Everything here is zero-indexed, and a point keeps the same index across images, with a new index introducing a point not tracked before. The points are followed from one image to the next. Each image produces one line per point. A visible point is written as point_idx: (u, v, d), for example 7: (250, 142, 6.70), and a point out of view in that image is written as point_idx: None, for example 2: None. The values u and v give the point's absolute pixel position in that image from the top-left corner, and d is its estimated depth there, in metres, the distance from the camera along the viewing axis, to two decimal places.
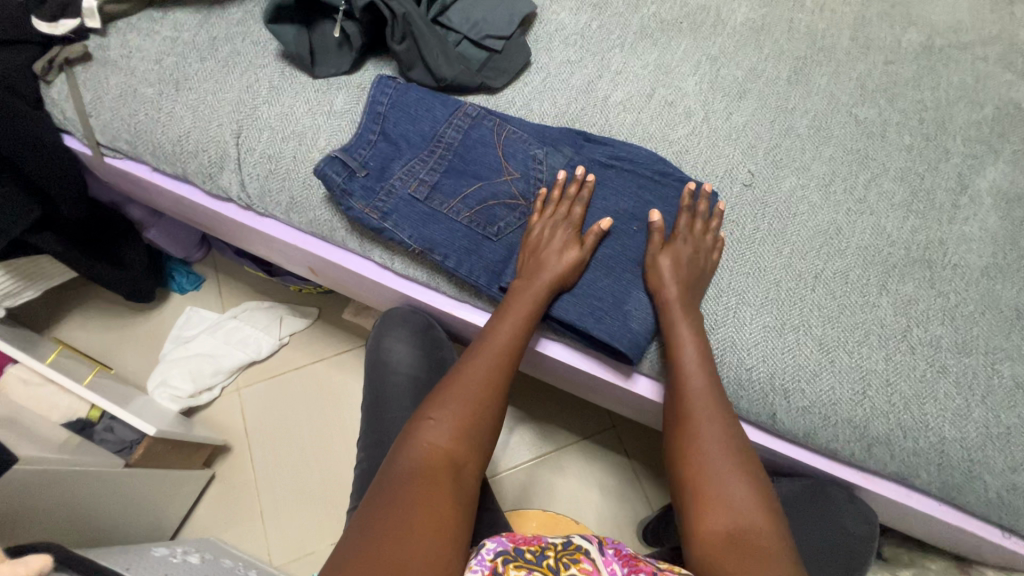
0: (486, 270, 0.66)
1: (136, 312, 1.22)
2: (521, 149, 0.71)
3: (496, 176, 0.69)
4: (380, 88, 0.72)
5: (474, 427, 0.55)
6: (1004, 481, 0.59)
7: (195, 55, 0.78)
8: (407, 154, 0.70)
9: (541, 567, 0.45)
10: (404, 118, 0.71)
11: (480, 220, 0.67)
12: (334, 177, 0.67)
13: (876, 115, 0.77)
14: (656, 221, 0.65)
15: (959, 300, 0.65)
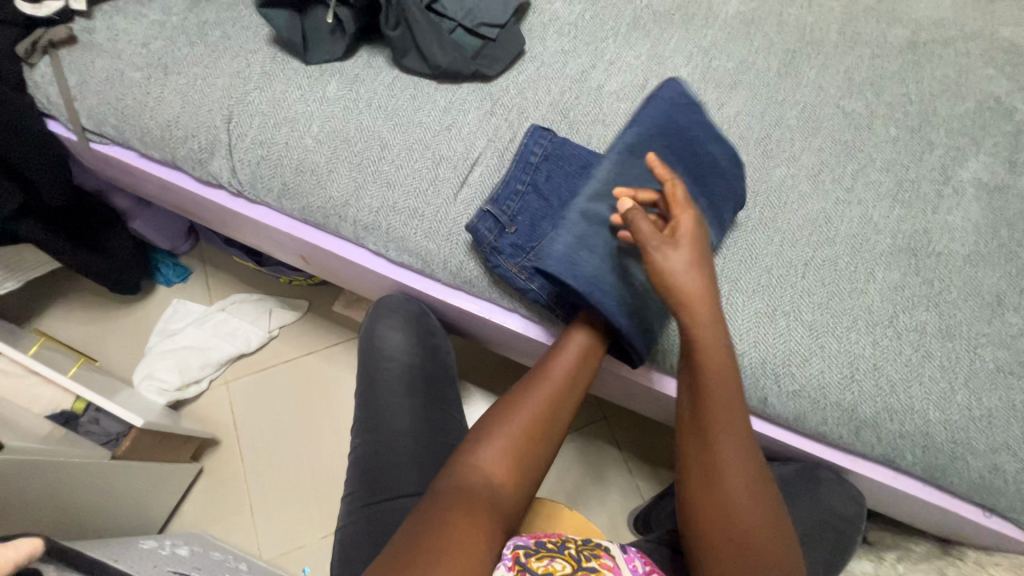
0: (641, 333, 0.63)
1: (120, 304, 1.20)
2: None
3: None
4: (535, 140, 0.70)
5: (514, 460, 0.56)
6: (986, 462, 0.61)
7: (184, 39, 0.76)
8: (557, 213, 0.68)
9: (563, 555, 0.48)
10: (556, 172, 0.70)
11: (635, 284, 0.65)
12: (486, 234, 0.66)
13: (863, 107, 0.78)
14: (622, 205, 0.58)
15: (943, 287, 0.67)
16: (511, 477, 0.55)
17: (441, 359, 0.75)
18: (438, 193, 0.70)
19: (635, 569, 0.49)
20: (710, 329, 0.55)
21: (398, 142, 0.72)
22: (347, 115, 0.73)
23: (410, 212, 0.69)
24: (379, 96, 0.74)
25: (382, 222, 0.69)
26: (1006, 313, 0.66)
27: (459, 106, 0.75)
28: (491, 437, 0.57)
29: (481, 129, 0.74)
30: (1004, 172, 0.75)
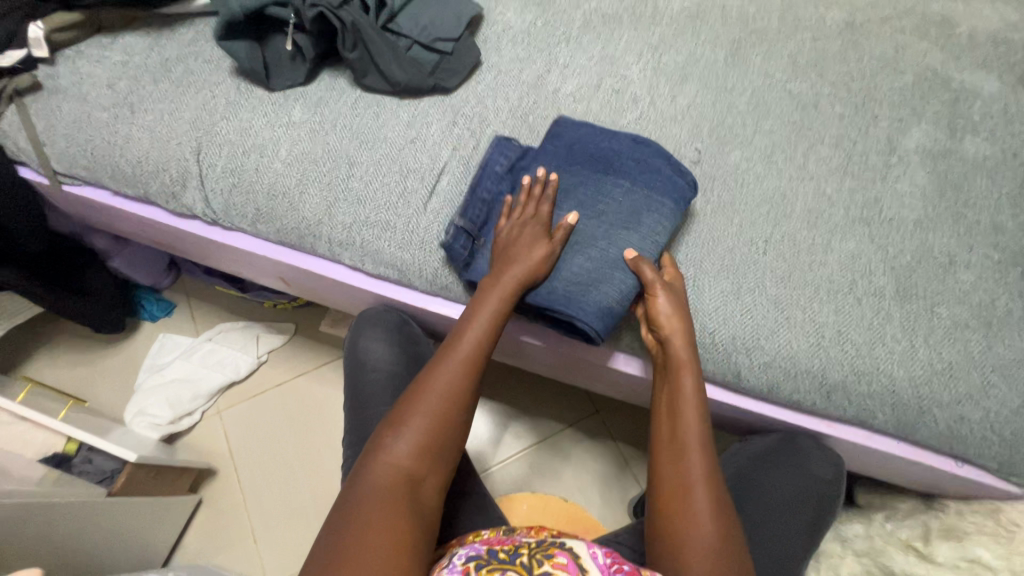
0: (600, 315, 0.63)
1: (106, 344, 1.20)
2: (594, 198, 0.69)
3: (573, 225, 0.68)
4: (500, 150, 0.73)
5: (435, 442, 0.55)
6: (951, 413, 0.63)
7: (148, 77, 0.78)
8: None
9: (515, 565, 0.47)
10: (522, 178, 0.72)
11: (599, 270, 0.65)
12: (459, 250, 0.69)
13: (808, 88, 0.82)
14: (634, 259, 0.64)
15: (897, 251, 0.70)
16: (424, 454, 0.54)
17: None
18: (408, 204, 0.72)
19: (594, 557, 0.49)
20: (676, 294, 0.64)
21: (365, 159, 0.74)
22: (313, 137, 0.75)
23: (382, 225, 0.71)
24: (343, 116, 0.77)
25: (356, 237, 0.71)
26: (957, 270, 0.69)
27: (422, 120, 0.77)
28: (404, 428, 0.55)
29: (445, 140, 0.76)
30: (945, 138, 0.78)
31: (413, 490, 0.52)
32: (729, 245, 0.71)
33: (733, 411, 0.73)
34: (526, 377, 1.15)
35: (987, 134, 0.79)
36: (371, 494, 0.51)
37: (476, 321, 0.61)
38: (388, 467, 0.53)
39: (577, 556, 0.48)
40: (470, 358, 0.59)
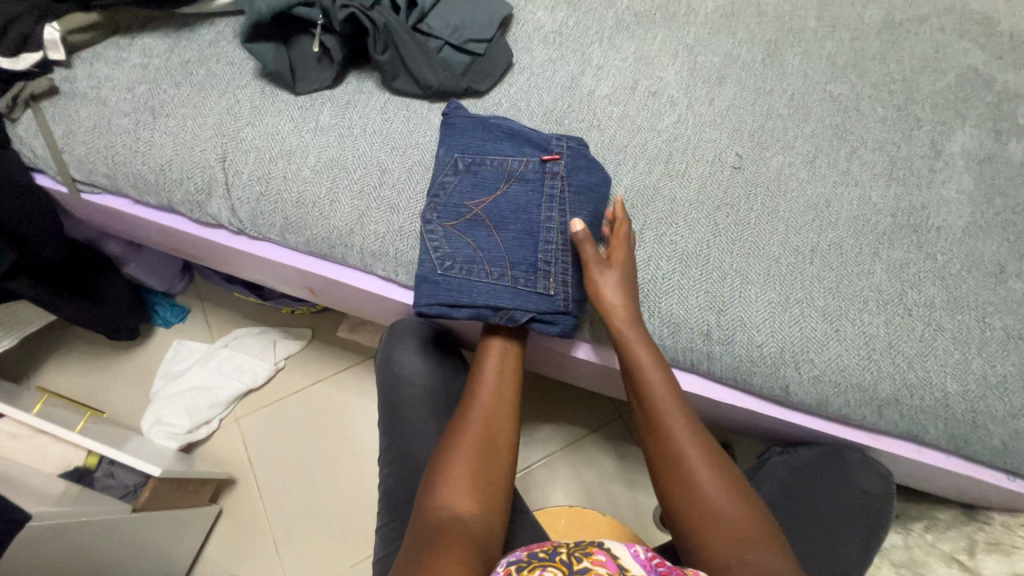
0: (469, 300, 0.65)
1: (120, 351, 1.18)
2: (440, 204, 0.69)
3: (535, 214, 0.68)
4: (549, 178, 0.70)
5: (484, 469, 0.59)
6: (1006, 428, 0.62)
7: (170, 80, 0.75)
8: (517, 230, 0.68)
9: (554, 563, 0.47)
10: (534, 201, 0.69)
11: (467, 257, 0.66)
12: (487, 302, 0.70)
13: (849, 90, 0.80)
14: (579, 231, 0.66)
15: (946, 260, 0.69)
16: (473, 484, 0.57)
17: (461, 379, 0.74)
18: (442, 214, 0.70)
19: (635, 554, 0.49)
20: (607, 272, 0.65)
21: (397, 166, 0.72)
22: (343, 143, 0.73)
23: (416, 235, 0.69)
24: (373, 121, 0.74)
25: (389, 248, 0.69)
26: (1008, 279, 0.68)
27: None
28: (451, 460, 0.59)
29: None
30: (991, 141, 0.76)
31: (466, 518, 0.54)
32: (775, 254, 0.69)
33: (776, 424, 0.71)
34: (550, 383, 1.13)
35: None
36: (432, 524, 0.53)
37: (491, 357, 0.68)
38: (442, 510, 0.55)
39: (618, 557, 0.48)
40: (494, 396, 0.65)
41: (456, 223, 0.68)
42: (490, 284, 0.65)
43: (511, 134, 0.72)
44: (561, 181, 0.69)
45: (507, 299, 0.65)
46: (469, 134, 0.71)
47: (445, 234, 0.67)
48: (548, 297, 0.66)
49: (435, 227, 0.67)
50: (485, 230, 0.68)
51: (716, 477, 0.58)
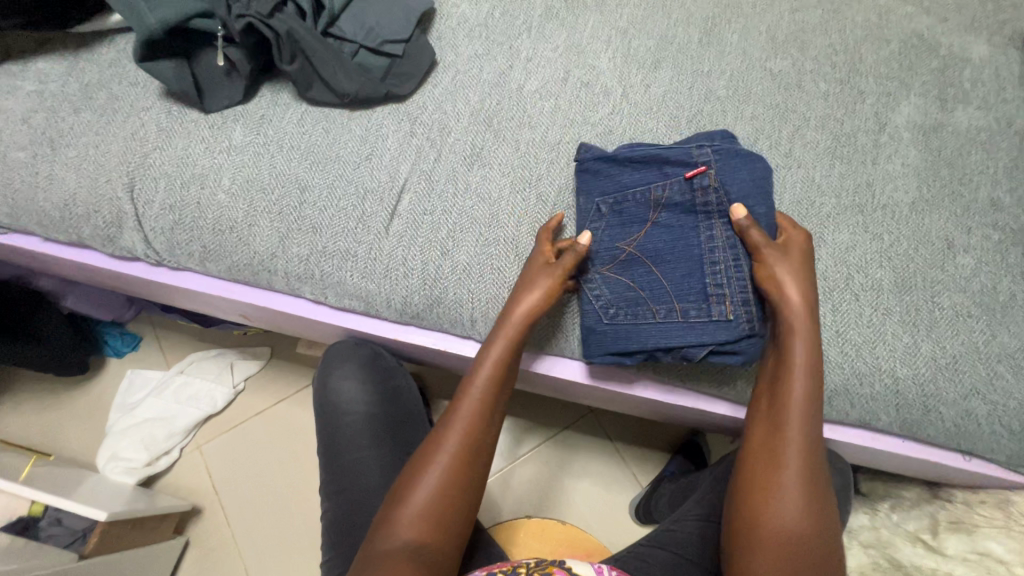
0: (648, 344, 0.60)
1: (71, 386, 1.14)
2: (613, 244, 0.64)
3: (694, 236, 0.61)
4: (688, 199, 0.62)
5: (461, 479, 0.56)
6: (957, 410, 0.60)
7: (68, 107, 0.70)
8: (677, 265, 0.61)
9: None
10: (667, 237, 0.62)
11: (629, 302, 0.61)
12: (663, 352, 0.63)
13: (790, 65, 0.76)
14: (742, 219, 0.59)
15: (893, 239, 0.66)
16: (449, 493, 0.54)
17: (405, 400, 0.71)
18: (368, 229, 0.66)
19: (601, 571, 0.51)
20: (795, 284, 0.58)
21: (317, 182, 0.68)
22: (259, 161, 0.69)
23: (342, 254, 0.66)
24: (290, 135, 0.70)
25: (314, 269, 0.66)
26: (956, 255, 0.65)
27: (377, 133, 0.71)
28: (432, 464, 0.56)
29: (403, 154, 0.70)
30: (936, 110, 0.74)
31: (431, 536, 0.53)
32: None
33: (730, 420, 0.70)
34: None
35: (978, 103, 0.74)
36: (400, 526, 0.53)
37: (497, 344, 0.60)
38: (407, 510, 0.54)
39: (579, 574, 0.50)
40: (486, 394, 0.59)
41: (613, 267, 0.63)
42: (657, 324, 0.60)
43: (644, 158, 0.64)
44: (716, 195, 0.61)
45: (680, 336, 0.59)
46: (598, 169, 0.66)
47: (603, 280, 0.63)
48: (730, 326, 0.58)
49: (595, 268, 0.64)
50: (644, 265, 0.62)
51: (802, 505, 0.54)
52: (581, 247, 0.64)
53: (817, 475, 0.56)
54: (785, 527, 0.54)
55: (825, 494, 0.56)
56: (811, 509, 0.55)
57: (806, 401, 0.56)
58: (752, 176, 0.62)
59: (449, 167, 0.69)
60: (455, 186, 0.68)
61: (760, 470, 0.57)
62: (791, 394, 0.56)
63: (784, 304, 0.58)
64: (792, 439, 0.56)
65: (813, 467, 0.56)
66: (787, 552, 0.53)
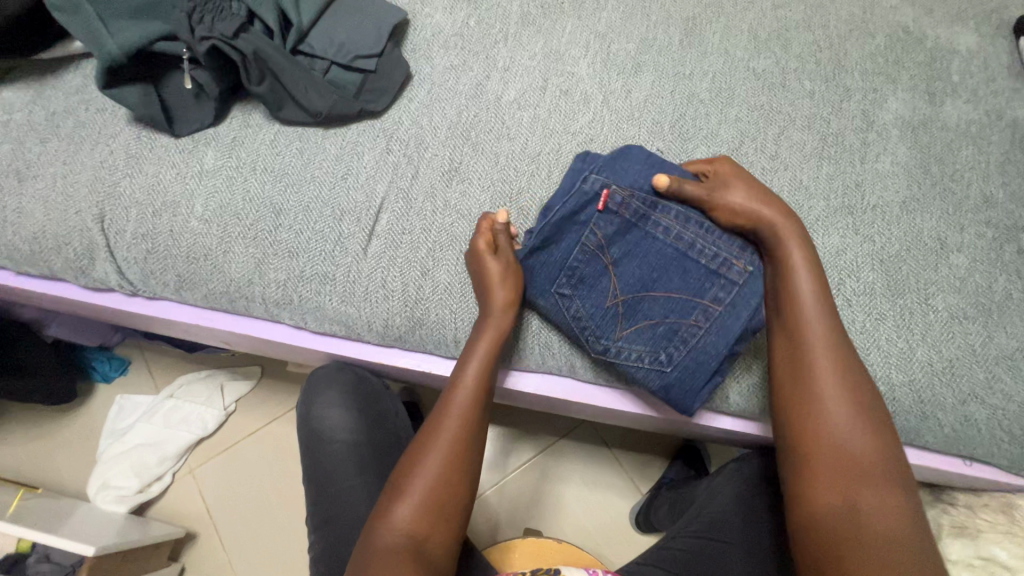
0: (720, 346, 0.58)
1: (59, 414, 1.12)
2: (603, 305, 0.61)
3: (655, 240, 0.61)
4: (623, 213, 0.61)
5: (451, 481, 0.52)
6: (956, 415, 0.59)
7: (34, 137, 0.69)
8: (660, 267, 0.60)
9: None
10: (635, 253, 0.61)
11: (660, 332, 0.60)
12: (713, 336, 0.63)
13: (773, 64, 0.75)
14: (668, 184, 0.60)
15: (885, 241, 0.65)
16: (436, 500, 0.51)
17: (391, 423, 0.70)
18: (346, 251, 0.64)
19: None
20: (750, 199, 0.59)
21: (293, 205, 0.66)
22: (231, 186, 0.67)
23: (320, 278, 0.64)
24: (263, 157, 0.68)
25: (293, 295, 0.64)
26: (949, 255, 0.64)
27: (352, 151, 0.69)
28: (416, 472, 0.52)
29: (380, 172, 0.68)
30: (925, 105, 0.72)
31: (419, 544, 0.49)
32: None
33: (725, 432, 0.68)
34: None
35: (968, 96, 0.72)
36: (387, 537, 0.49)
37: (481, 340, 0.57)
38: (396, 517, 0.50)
39: None
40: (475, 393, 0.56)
41: (626, 327, 0.60)
42: (711, 329, 0.58)
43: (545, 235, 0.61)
44: (639, 198, 0.61)
45: (736, 324, 0.58)
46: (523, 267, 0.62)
47: (626, 339, 0.60)
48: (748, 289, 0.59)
49: (608, 343, 0.60)
50: (642, 299, 0.60)
51: (854, 421, 0.50)
52: (581, 333, 0.60)
53: (856, 380, 0.52)
54: (844, 442, 0.50)
55: (874, 401, 0.52)
56: (867, 422, 0.51)
57: (816, 301, 0.54)
58: (633, 159, 0.62)
59: (427, 184, 0.67)
60: (434, 204, 0.66)
61: (795, 385, 0.53)
62: (798, 291, 0.55)
63: (760, 223, 0.59)
64: (816, 344, 0.53)
65: (850, 375, 0.52)
66: (847, 468, 0.49)
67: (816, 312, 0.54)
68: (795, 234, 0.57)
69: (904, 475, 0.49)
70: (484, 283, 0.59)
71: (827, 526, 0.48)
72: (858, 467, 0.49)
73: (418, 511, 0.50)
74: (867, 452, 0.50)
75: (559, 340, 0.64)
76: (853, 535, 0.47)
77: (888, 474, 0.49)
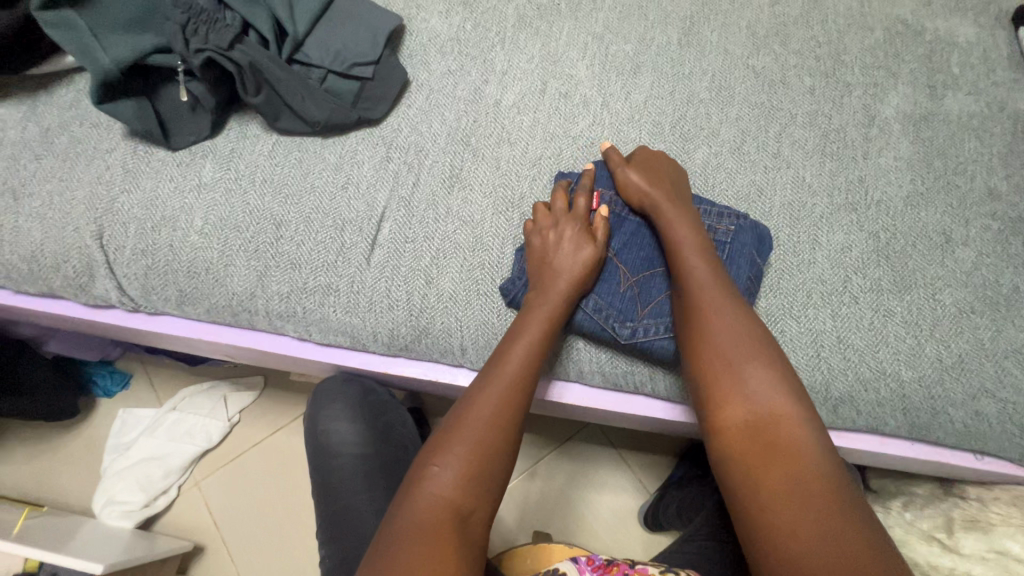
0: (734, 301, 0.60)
1: (61, 431, 1.12)
2: (617, 291, 0.61)
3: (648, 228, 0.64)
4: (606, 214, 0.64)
5: (483, 474, 0.49)
6: (966, 410, 0.59)
7: (29, 154, 0.68)
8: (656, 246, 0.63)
9: None
10: (631, 244, 0.64)
11: None
12: None
13: (772, 62, 0.74)
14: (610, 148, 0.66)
15: (890, 237, 0.64)
16: (475, 478, 0.48)
17: (398, 434, 0.70)
18: (349, 262, 0.64)
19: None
20: (659, 163, 0.64)
21: (293, 216, 0.65)
22: (230, 199, 0.66)
23: (323, 289, 0.63)
24: (262, 168, 0.68)
25: (296, 307, 0.64)
26: (955, 249, 0.64)
27: (351, 159, 0.68)
28: (448, 456, 0.49)
29: (380, 180, 0.67)
30: (926, 99, 0.72)
31: (461, 528, 0.46)
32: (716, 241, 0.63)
33: None
34: None
35: (968, 89, 0.72)
36: (414, 526, 0.45)
37: (529, 329, 0.56)
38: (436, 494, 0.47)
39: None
40: (519, 381, 0.53)
41: (645, 306, 0.60)
42: None
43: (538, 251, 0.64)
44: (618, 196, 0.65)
45: (739, 275, 0.61)
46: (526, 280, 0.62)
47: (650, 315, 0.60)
48: (741, 251, 0.61)
49: (634, 324, 0.60)
50: (651, 278, 0.62)
51: (765, 382, 0.51)
52: (605, 322, 0.60)
53: (755, 334, 0.53)
54: (754, 399, 0.51)
55: (778, 350, 0.53)
56: (775, 373, 0.51)
57: (698, 252, 0.57)
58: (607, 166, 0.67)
59: (427, 191, 0.67)
60: (436, 211, 0.66)
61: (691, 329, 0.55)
62: (685, 264, 0.57)
63: (644, 196, 0.61)
64: (705, 291, 0.55)
65: (747, 328, 0.53)
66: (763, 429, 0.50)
67: (700, 261, 0.57)
68: (676, 208, 0.60)
69: (806, 400, 0.51)
70: (546, 261, 0.60)
71: (742, 457, 0.50)
72: (761, 398, 0.50)
73: (463, 474, 0.48)
74: (768, 388, 0.51)
75: (571, 346, 0.63)
76: (767, 461, 0.49)
77: (793, 396, 0.50)
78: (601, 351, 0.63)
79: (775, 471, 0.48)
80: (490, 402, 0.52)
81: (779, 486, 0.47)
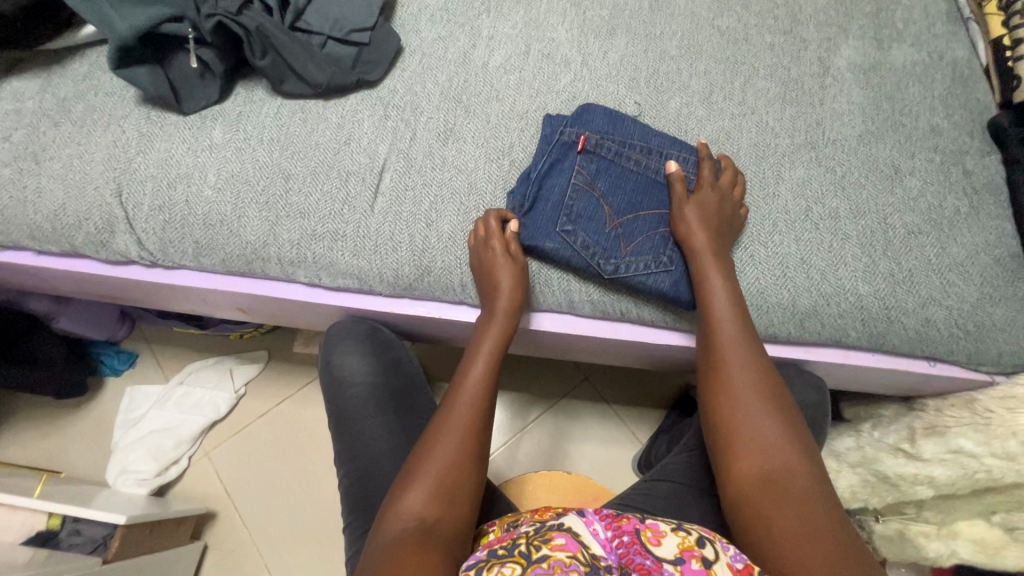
0: None
1: (71, 409, 1.15)
2: (604, 230, 0.66)
3: (631, 169, 0.68)
4: (592, 155, 0.68)
5: (451, 489, 0.53)
6: (917, 318, 0.66)
7: (47, 121, 0.72)
8: (637, 189, 0.68)
9: (512, 557, 0.43)
10: (616, 185, 0.68)
11: (657, 242, 0.67)
12: None
13: (735, 22, 0.81)
14: (675, 171, 0.67)
15: (845, 170, 0.71)
16: (443, 497, 0.52)
17: (404, 371, 0.75)
18: (354, 209, 0.69)
19: (595, 533, 0.45)
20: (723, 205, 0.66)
21: (300, 170, 0.71)
22: (241, 156, 0.71)
23: (331, 235, 0.69)
24: (269, 128, 0.73)
25: (307, 252, 0.69)
26: (903, 178, 0.71)
27: (352, 119, 0.74)
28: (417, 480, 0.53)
29: (381, 136, 0.73)
30: (874, 50, 0.79)
31: (426, 537, 0.49)
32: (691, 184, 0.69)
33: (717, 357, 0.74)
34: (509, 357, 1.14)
35: (912, 40, 0.79)
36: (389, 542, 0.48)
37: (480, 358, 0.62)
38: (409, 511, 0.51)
39: (579, 536, 0.44)
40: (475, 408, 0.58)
41: (628, 246, 0.66)
42: None
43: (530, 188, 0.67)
44: (605, 139, 0.68)
45: None
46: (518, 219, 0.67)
47: (632, 254, 0.66)
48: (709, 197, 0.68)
49: (618, 261, 0.65)
50: (633, 219, 0.67)
51: (774, 432, 0.54)
52: (592, 258, 0.65)
53: (770, 392, 0.57)
54: (763, 447, 0.54)
55: (791, 405, 0.56)
56: (789, 432, 0.54)
57: (729, 308, 0.61)
58: (596, 113, 0.70)
59: (424, 145, 0.72)
60: (433, 161, 0.71)
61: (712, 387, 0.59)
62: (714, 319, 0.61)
63: (694, 239, 0.64)
64: (731, 357, 0.59)
65: (762, 380, 0.57)
66: (768, 481, 0.52)
67: (729, 318, 0.61)
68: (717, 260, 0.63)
69: (817, 466, 0.53)
70: (491, 284, 0.64)
71: (747, 498, 0.52)
72: (775, 453, 0.53)
73: (431, 492, 0.52)
74: (777, 440, 0.54)
75: (560, 281, 0.69)
76: (772, 500, 0.50)
77: (805, 457, 0.53)
78: (589, 286, 0.68)
79: (777, 513, 0.49)
80: (451, 437, 0.56)
81: (782, 522, 0.48)
